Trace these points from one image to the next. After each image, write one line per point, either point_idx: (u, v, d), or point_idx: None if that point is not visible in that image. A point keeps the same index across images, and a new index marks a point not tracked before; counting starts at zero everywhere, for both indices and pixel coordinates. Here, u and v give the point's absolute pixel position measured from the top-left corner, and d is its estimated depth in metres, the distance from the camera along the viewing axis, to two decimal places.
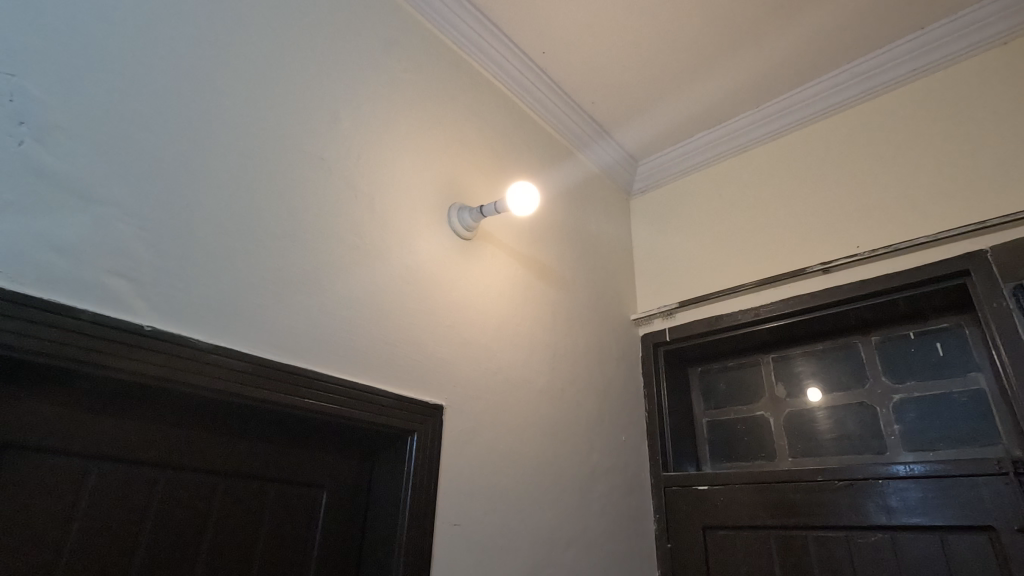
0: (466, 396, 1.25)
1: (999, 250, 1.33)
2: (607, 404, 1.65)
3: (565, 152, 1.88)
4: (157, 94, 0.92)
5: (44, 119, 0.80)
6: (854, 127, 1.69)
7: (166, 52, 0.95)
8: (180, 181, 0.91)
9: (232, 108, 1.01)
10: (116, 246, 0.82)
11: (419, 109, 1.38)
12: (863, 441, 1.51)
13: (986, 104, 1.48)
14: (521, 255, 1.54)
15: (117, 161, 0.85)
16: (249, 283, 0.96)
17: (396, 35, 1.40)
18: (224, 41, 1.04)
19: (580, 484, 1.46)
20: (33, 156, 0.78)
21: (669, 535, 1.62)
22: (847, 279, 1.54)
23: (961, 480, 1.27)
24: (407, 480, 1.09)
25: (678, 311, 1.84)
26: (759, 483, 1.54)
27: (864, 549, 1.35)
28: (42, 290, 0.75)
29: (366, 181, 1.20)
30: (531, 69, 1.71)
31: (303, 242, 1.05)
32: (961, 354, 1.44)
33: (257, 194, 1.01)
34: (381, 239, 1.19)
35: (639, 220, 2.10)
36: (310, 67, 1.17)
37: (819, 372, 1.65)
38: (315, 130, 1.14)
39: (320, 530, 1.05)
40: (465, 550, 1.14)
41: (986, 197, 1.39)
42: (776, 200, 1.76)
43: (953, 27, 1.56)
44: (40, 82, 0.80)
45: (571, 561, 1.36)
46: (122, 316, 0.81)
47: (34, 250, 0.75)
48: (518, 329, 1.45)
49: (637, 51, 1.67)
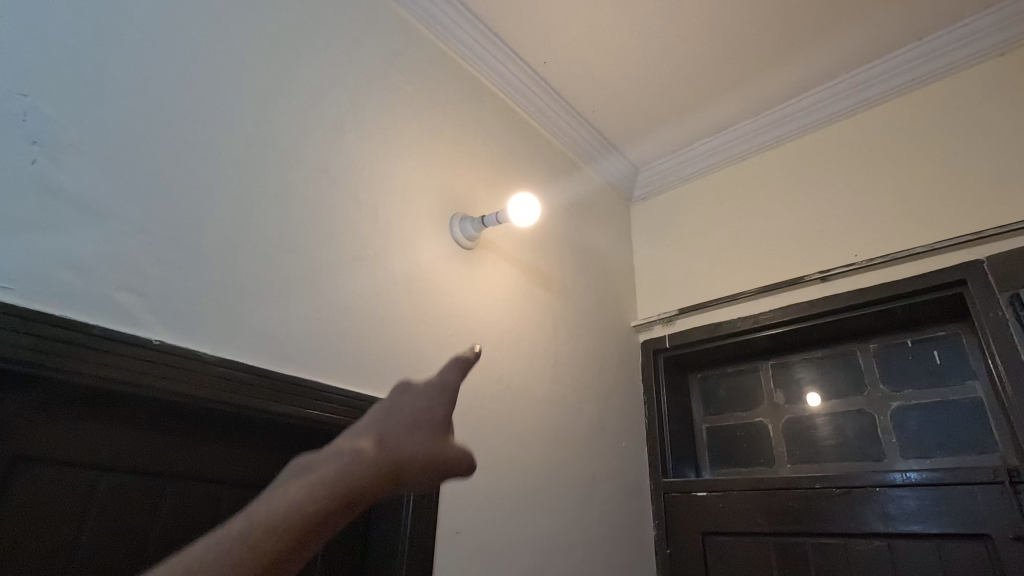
0: (468, 404, 1.27)
1: (995, 259, 1.34)
2: (607, 411, 1.66)
3: (566, 161, 1.90)
4: (166, 110, 0.94)
5: (57, 138, 0.81)
6: (852, 137, 1.71)
7: (174, 69, 0.97)
8: (188, 196, 0.93)
9: (239, 123, 1.03)
10: (127, 261, 0.84)
11: (422, 120, 1.40)
12: (860, 448, 1.53)
13: (983, 114, 1.50)
14: (522, 263, 1.56)
15: (127, 177, 0.87)
16: (254, 295, 0.97)
17: (399, 47, 1.41)
18: (231, 57, 1.05)
19: (580, 491, 1.48)
20: (46, 174, 0.79)
21: (669, 541, 1.64)
22: (844, 288, 1.55)
23: (958, 488, 1.28)
24: (409, 488, 1.11)
25: (678, 318, 1.85)
26: (758, 489, 1.55)
27: (862, 557, 1.36)
28: (54, 306, 0.77)
29: (369, 192, 1.22)
30: (532, 79, 1.73)
31: (307, 253, 1.07)
32: (957, 362, 1.46)
33: (262, 206, 1.02)
34: (385, 250, 1.21)
35: (639, 226, 2.12)
36: (315, 81, 1.19)
37: (818, 379, 1.67)
38: (319, 143, 1.16)
39: (324, 537, 1.07)
40: (467, 558, 1.16)
41: (983, 207, 1.41)
42: (775, 208, 1.78)
43: (949, 38, 1.58)
44: (53, 102, 0.82)
45: (572, 566, 1.38)
46: (132, 330, 0.83)
47: (48, 268, 0.77)
48: (519, 337, 1.46)
49: (637, 62, 1.69)
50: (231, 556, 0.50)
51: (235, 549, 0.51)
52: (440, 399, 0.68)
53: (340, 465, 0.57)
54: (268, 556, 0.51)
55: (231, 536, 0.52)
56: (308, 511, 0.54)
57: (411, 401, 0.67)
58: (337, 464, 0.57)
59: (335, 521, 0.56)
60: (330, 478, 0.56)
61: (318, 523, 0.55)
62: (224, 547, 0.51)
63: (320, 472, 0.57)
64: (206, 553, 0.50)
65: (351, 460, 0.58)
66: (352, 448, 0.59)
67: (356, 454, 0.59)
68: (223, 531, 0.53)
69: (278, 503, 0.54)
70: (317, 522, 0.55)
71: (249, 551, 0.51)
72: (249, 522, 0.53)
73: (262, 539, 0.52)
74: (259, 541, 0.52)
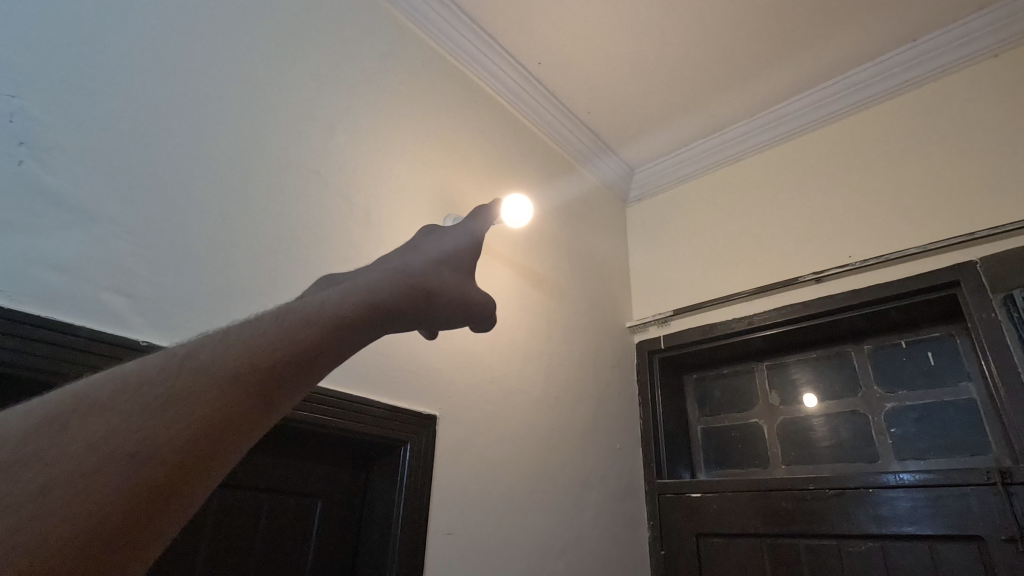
0: (460, 405, 1.27)
1: (988, 260, 1.34)
2: (601, 412, 1.67)
3: (561, 162, 1.90)
4: (154, 112, 0.94)
5: (44, 139, 0.81)
6: (847, 138, 1.71)
7: (164, 70, 0.97)
8: (177, 196, 0.93)
9: (230, 124, 1.03)
10: (113, 263, 0.84)
11: (415, 121, 1.40)
12: (855, 449, 1.52)
13: (977, 115, 1.50)
14: (517, 264, 1.56)
15: (115, 178, 0.87)
16: (244, 296, 0.97)
17: (392, 48, 1.41)
18: (222, 58, 1.06)
19: (574, 491, 1.48)
20: (33, 175, 0.79)
21: (663, 542, 1.64)
22: (839, 289, 1.55)
23: (951, 489, 1.28)
24: (400, 489, 1.11)
25: (673, 319, 1.86)
26: (752, 490, 1.55)
27: (855, 558, 1.36)
28: (40, 308, 0.76)
29: (362, 193, 1.22)
30: (527, 80, 1.73)
31: (297, 254, 1.07)
32: (952, 362, 1.46)
33: (251, 207, 1.02)
34: (376, 250, 1.21)
35: (635, 227, 2.12)
36: (307, 82, 1.19)
37: (813, 380, 1.66)
38: (311, 144, 1.15)
39: (314, 539, 1.07)
40: (458, 560, 1.16)
41: (977, 208, 1.41)
42: (770, 209, 1.78)
43: (943, 39, 1.58)
44: (41, 103, 0.82)
45: (565, 567, 1.38)
46: (118, 331, 0.82)
47: (34, 269, 0.77)
48: (513, 339, 1.46)
49: (631, 63, 1.69)
50: (220, 359, 0.30)
51: (225, 353, 0.31)
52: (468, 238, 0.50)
53: (375, 274, 0.39)
54: (272, 362, 0.31)
55: (212, 340, 0.31)
56: (335, 310, 0.34)
57: (437, 232, 0.48)
58: (370, 276, 0.39)
59: (372, 332, 0.36)
60: (360, 283, 0.37)
61: (352, 331, 0.35)
62: (207, 351, 0.30)
63: (345, 282, 0.38)
64: (179, 356, 0.30)
65: (388, 274, 0.39)
66: (385, 266, 0.41)
67: (388, 269, 0.40)
68: (204, 334, 0.32)
69: (290, 304, 0.34)
70: (348, 330, 0.34)
71: (249, 356, 0.31)
72: (244, 323, 0.32)
73: (266, 341, 0.32)
74: (259, 340, 0.32)
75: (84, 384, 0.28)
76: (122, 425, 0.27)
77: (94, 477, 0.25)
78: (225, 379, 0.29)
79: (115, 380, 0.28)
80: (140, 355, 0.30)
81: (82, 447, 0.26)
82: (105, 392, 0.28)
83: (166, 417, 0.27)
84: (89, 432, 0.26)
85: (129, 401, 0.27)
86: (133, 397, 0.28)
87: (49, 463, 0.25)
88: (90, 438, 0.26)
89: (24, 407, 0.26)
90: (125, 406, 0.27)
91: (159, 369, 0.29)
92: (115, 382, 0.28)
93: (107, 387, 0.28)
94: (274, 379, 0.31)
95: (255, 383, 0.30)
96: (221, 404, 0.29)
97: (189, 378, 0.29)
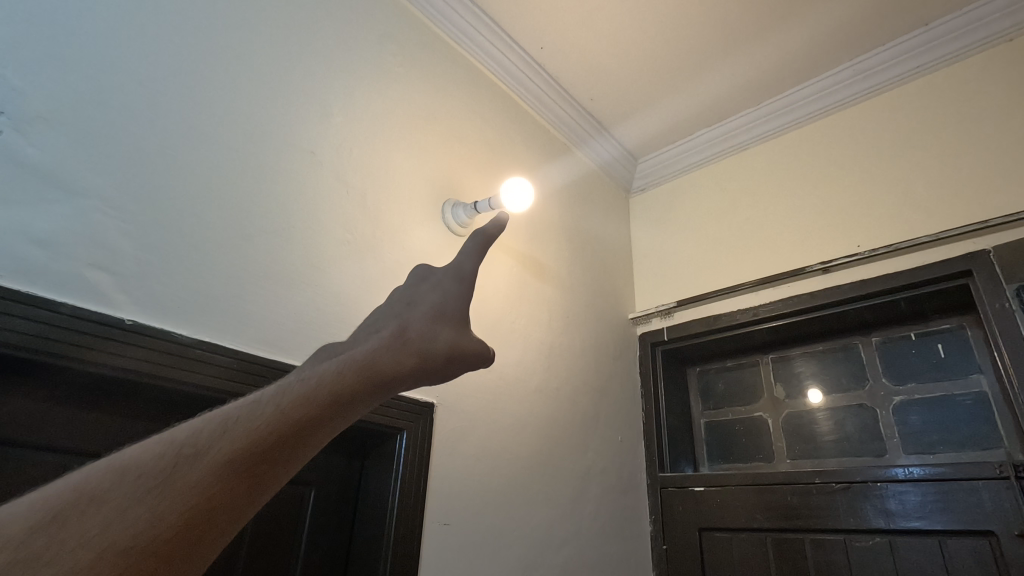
0: (458, 394, 1.24)
1: (1001, 249, 1.30)
2: (602, 403, 1.64)
3: (560, 148, 1.86)
4: (145, 87, 0.91)
5: (24, 111, 0.79)
6: (853, 127, 1.67)
7: (154, 39, 0.95)
8: (163, 173, 0.90)
9: (223, 97, 1.01)
10: (98, 242, 0.81)
11: (414, 102, 1.37)
12: (862, 443, 1.48)
13: (989, 101, 1.46)
14: (516, 252, 1.53)
15: (98, 153, 0.84)
16: (233, 276, 0.94)
17: (390, 27, 1.39)
18: (216, 28, 1.03)
19: (574, 484, 1.45)
20: (13, 147, 0.77)
21: (664, 536, 1.61)
22: (846, 279, 1.51)
23: (962, 483, 1.24)
24: (395, 478, 1.08)
25: (677, 310, 1.82)
26: (756, 485, 1.52)
27: (862, 555, 1.33)
28: (19, 281, 0.73)
29: (357, 175, 1.19)
30: (527, 65, 1.71)
31: (288, 235, 1.04)
32: (962, 355, 1.42)
33: (242, 187, 0.99)
34: (371, 234, 1.18)
35: (638, 217, 2.09)
36: (305, 58, 1.17)
37: (819, 373, 1.63)
38: (304, 123, 1.12)
39: (306, 532, 1.04)
40: (453, 552, 1.12)
41: (990, 195, 1.36)
42: (777, 197, 1.74)
43: (954, 25, 1.55)
44: (21, 71, 0.79)
45: (563, 563, 1.34)
46: (102, 309, 0.79)
47: (13, 242, 0.74)
48: (512, 327, 1.43)
49: (635, 47, 1.67)
50: (213, 446, 0.39)
51: (219, 439, 0.40)
52: (458, 285, 0.62)
53: (363, 350, 0.50)
54: (262, 448, 0.40)
55: (210, 425, 0.40)
56: (323, 392, 0.45)
57: (430, 291, 0.61)
58: (369, 348, 0.50)
59: (354, 409, 0.47)
60: (349, 363, 0.48)
61: (336, 407, 0.45)
62: (204, 435, 0.40)
63: (334, 360, 0.48)
64: (178, 444, 0.39)
65: (376, 347, 0.50)
66: (374, 340, 0.52)
67: (379, 343, 0.51)
68: (204, 418, 0.41)
69: (284, 387, 0.45)
70: (333, 408, 0.45)
71: (242, 440, 0.40)
72: (241, 408, 0.42)
73: (256, 424, 0.41)
74: (250, 425, 0.41)
75: (96, 472, 0.36)
76: (127, 511, 0.35)
77: (104, 558, 0.33)
78: (219, 465, 0.38)
79: (121, 466, 0.37)
80: (145, 442, 0.39)
81: (91, 534, 0.34)
82: (115, 478, 0.36)
83: (167, 502, 0.36)
84: (99, 520, 0.34)
85: (134, 487, 0.36)
86: (140, 483, 0.36)
87: (67, 547, 0.33)
88: (100, 526, 0.34)
89: (43, 496, 0.34)
90: (131, 492, 0.36)
91: (163, 455, 0.38)
92: (123, 469, 0.36)
93: (116, 473, 0.36)
94: (261, 463, 0.40)
95: (244, 468, 0.39)
96: (216, 488, 0.38)
97: (187, 465, 0.38)
